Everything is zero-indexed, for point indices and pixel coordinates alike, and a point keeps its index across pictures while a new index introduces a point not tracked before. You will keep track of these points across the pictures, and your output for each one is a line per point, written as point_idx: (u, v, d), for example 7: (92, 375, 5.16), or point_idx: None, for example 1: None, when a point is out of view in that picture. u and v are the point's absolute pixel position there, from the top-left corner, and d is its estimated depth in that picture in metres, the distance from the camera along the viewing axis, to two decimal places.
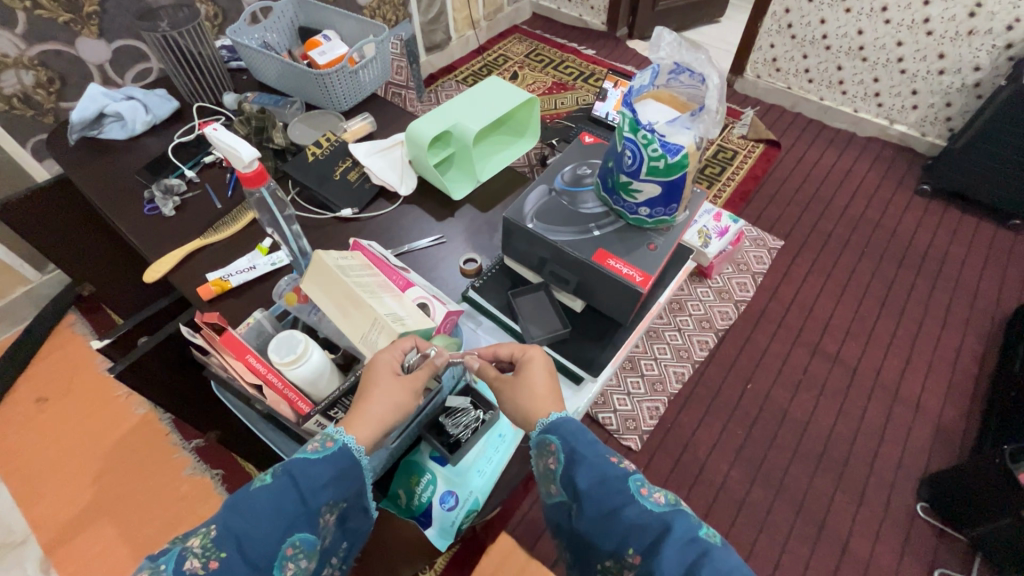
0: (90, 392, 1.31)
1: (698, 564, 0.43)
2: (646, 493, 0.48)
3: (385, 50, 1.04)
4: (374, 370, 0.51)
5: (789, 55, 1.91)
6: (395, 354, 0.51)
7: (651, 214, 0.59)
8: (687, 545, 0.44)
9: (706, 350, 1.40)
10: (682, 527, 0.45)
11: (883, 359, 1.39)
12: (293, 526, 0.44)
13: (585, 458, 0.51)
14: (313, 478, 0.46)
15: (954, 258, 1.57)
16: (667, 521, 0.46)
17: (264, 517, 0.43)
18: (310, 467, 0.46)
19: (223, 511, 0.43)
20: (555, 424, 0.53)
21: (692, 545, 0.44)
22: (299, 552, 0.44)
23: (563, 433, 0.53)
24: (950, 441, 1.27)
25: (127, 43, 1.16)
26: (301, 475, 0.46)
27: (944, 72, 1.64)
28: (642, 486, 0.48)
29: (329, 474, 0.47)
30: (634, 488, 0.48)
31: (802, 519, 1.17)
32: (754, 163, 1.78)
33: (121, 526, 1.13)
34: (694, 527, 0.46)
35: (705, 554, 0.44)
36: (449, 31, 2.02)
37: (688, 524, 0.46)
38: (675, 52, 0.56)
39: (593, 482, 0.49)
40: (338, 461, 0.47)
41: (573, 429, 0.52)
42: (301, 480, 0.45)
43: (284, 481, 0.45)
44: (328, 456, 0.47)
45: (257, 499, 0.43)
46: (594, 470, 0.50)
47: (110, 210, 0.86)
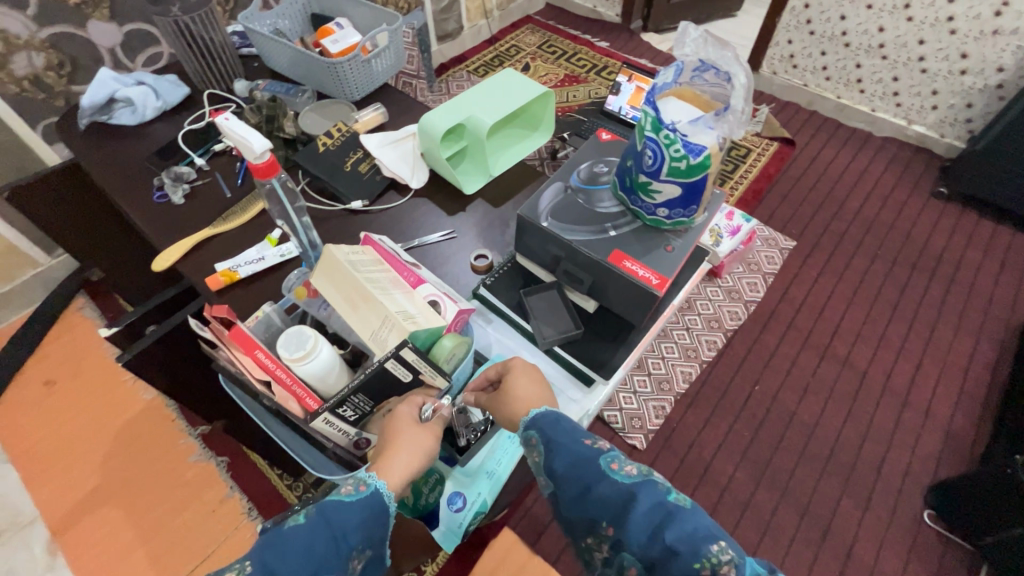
0: (98, 377, 1.31)
1: (664, 526, 0.44)
2: (617, 468, 0.49)
3: (398, 39, 1.02)
4: (396, 422, 0.51)
5: (807, 51, 1.87)
6: (414, 406, 0.53)
7: (669, 216, 0.57)
8: (653, 509, 0.45)
9: (714, 350, 1.38)
10: (649, 494, 0.46)
11: (894, 364, 1.37)
12: (323, 568, 0.43)
13: (561, 446, 0.51)
14: (345, 521, 0.45)
15: (969, 263, 1.54)
16: (635, 491, 0.47)
17: (298, 557, 0.42)
18: (343, 510, 0.46)
19: (257, 549, 0.43)
20: (534, 417, 0.53)
21: (659, 509, 0.45)
22: None
23: (541, 426, 0.53)
24: (959, 449, 1.25)
25: (138, 26, 1.15)
26: (335, 516, 0.45)
27: (966, 72, 1.60)
28: (613, 461, 0.50)
29: (361, 517, 0.46)
30: (605, 464, 0.50)
31: (807, 523, 1.16)
32: (768, 162, 1.75)
33: (126, 510, 1.14)
34: (661, 494, 0.46)
35: (670, 516, 0.45)
36: (462, 20, 1.99)
37: (655, 491, 0.47)
38: (701, 49, 0.54)
39: (570, 467, 0.50)
40: (371, 505, 0.47)
41: (550, 419, 0.53)
42: (335, 522, 0.45)
43: (318, 522, 0.44)
44: (361, 500, 0.47)
45: (292, 538, 0.43)
46: (571, 455, 0.51)
47: (120, 197, 0.86)
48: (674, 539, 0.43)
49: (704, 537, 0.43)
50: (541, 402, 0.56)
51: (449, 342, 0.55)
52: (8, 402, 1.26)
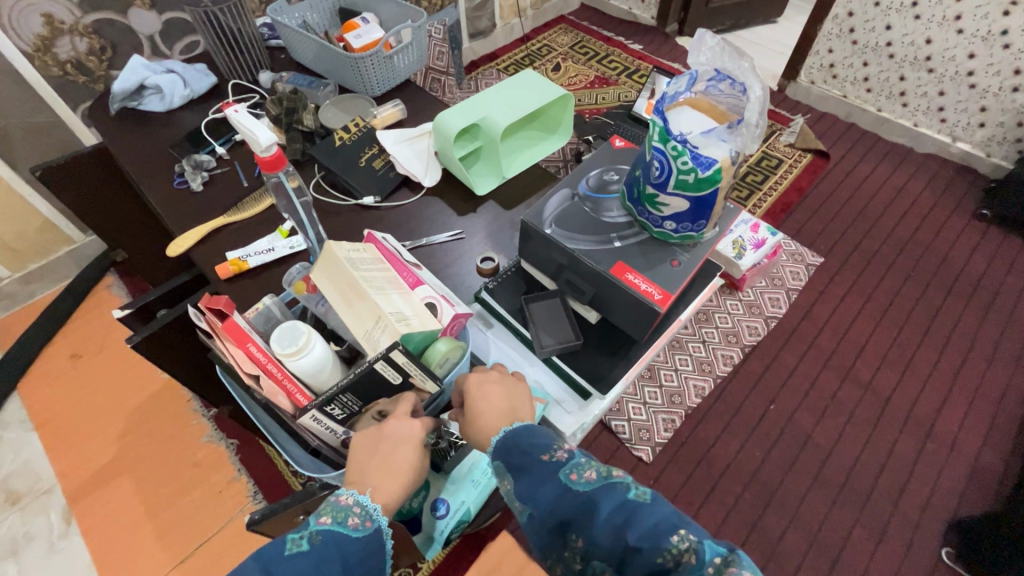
0: (121, 353, 1.35)
1: (626, 526, 0.44)
2: (577, 478, 0.48)
3: (421, 36, 1.02)
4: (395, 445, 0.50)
5: (847, 61, 1.80)
6: (404, 407, 0.52)
7: (676, 229, 0.55)
8: (615, 511, 0.45)
9: (730, 366, 1.35)
10: (609, 498, 0.46)
11: (921, 392, 1.31)
12: None
13: (522, 466, 0.50)
14: (346, 557, 0.44)
15: (1009, 290, 1.46)
16: (595, 496, 0.46)
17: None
18: (346, 543, 0.45)
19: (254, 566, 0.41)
20: (496, 443, 0.52)
21: (620, 510, 0.45)
22: None
23: (501, 451, 0.52)
24: (985, 486, 1.19)
25: (176, 15, 1.18)
26: (340, 552, 0.44)
27: (1018, 89, 1.52)
28: (573, 471, 0.49)
29: (364, 555, 0.45)
30: (565, 477, 0.49)
31: (816, 551, 1.12)
32: (799, 174, 1.69)
33: (137, 485, 1.17)
34: (622, 494, 0.46)
35: (632, 514, 0.44)
36: (494, 17, 1.98)
37: (616, 493, 0.46)
38: (717, 57, 0.53)
39: (534, 486, 0.49)
40: (374, 542, 0.46)
41: (511, 439, 0.52)
42: (339, 558, 0.44)
43: (321, 555, 0.43)
44: (365, 536, 0.46)
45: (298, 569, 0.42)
46: (533, 474, 0.50)
47: (143, 182, 0.88)
48: (636, 537, 0.43)
49: (664, 529, 0.43)
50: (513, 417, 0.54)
51: (444, 345, 0.55)
52: (36, 372, 1.32)
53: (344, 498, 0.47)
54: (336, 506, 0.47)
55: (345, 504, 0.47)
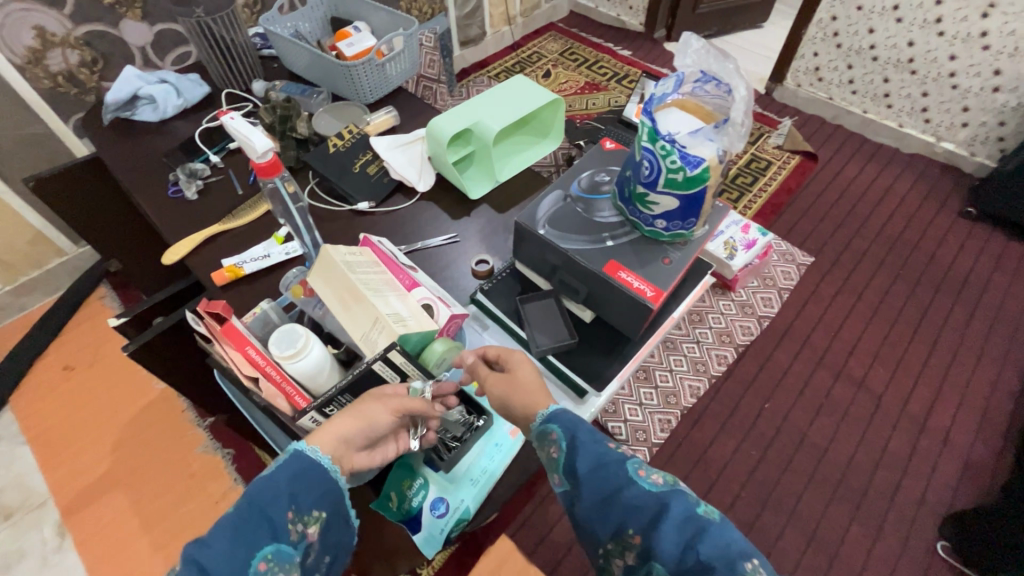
0: (115, 364, 1.34)
1: (696, 539, 0.42)
2: (644, 475, 0.48)
3: (413, 44, 1.03)
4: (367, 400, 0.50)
5: (833, 64, 1.83)
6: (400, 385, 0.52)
7: (667, 227, 0.57)
8: (685, 520, 0.43)
9: (724, 366, 1.36)
10: (680, 503, 0.44)
11: (912, 389, 1.32)
12: (258, 539, 0.40)
13: (585, 444, 0.50)
14: (274, 488, 0.43)
15: (996, 286, 1.49)
16: (665, 498, 0.45)
17: (224, 538, 0.39)
18: (266, 479, 0.44)
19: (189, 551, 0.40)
20: (553, 412, 0.53)
21: (690, 521, 0.43)
22: (274, 565, 0.40)
23: (564, 421, 0.53)
24: (978, 480, 1.20)
25: (168, 27, 1.19)
26: (255, 490, 0.42)
27: (999, 90, 1.55)
28: (640, 468, 0.48)
29: (287, 481, 0.44)
30: (632, 469, 0.48)
31: (813, 549, 1.13)
32: (788, 175, 1.72)
33: (133, 497, 1.16)
34: (691, 505, 0.45)
35: (703, 528, 0.43)
36: (484, 26, 2.01)
37: (686, 501, 0.45)
38: (703, 60, 0.54)
39: (592, 467, 0.49)
40: (293, 467, 0.45)
41: (575, 416, 0.52)
42: (256, 494, 0.42)
43: (244, 499, 0.42)
44: (282, 466, 0.45)
45: (215, 524, 0.40)
46: (593, 455, 0.50)
47: (137, 191, 0.88)
48: (709, 553, 0.41)
49: (739, 554, 0.41)
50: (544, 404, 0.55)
51: (440, 346, 0.56)
52: (29, 385, 1.31)
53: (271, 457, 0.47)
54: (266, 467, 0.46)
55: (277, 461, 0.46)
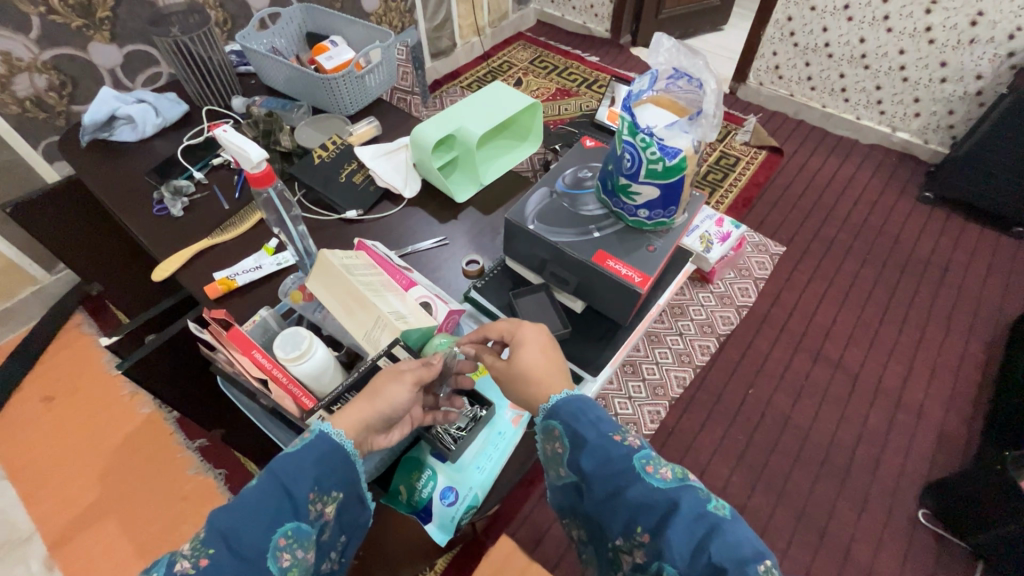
0: (97, 391, 1.32)
1: (707, 540, 0.44)
2: (652, 471, 0.49)
3: (391, 56, 1.05)
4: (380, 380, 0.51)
5: (791, 63, 1.92)
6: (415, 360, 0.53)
7: (650, 216, 0.60)
8: (695, 520, 0.45)
9: (707, 355, 1.40)
10: (690, 502, 0.46)
11: (886, 366, 1.39)
12: (279, 518, 0.43)
13: (588, 439, 0.51)
14: (295, 469, 0.45)
15: (956, 265, 1.57)
16: (674, 497, 0.46)
17: (248, 513, 0.42)
18: (290, 458, 0.46)
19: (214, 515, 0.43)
20: (553, 406, 0.53)
21: (701, 521, 0.45)
22: (293, 542, 0.43)
23: (565, 417, 0.53)
24: (953, 449, 1.26)
25: (139, 47, 1.18)
26: (281, 469, 0.45)
27: (946, 80, 1.65)
28: (647, 463, 0.49)
29: (311, 462, 0.46)
30: (640, 466, 0.49)
31: (803, 525, 1.17)
32: (756, 170, 1.78)
33: (123, 525, 1.14)
34: (702, 503, 0.46)
35: (714, 528, 0.44)
36: (454, 37, 2.04)
37: (696, 498, 0.46)
38: (674, 57, 0.58)
39: (598, 464, 0.50)
40: (316, 449, 0.46)
41: (577, 408, 0.53)
42: (281, 473, 0.45)
43: (266, 476, 0.44)
44: (307, 447, 0.46)
45: (241, 497, 0.43)
46: (597, 450, 0.51)
47: (121, 211, 0.88)
48: (720, 557, 0.42)
49: (751, 557, 0.42)
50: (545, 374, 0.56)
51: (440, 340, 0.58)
52: (6, 418, 1.27)
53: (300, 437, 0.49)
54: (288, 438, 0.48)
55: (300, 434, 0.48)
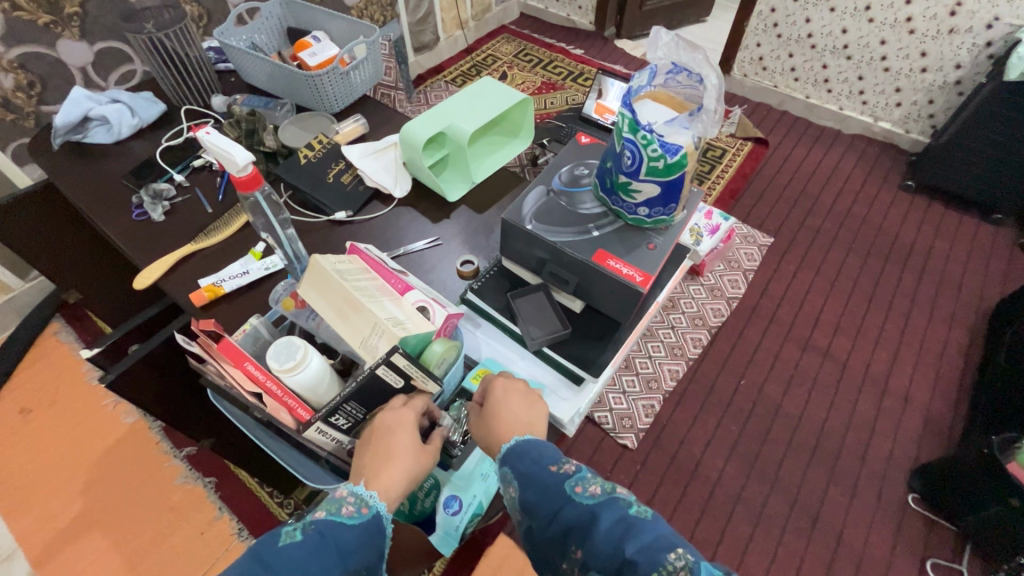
0: (78, 402, 1.27)
1: (624, 539, 0.44)
2: (581, 490, 0.49)
3: (376, 51, 1.03)
4: (395, 442, 0.51)
5: (775, 54, 1.92)
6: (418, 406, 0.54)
7: (650, 214, 0.59)
8: (614, 525, 0.46)
9: (700, 348, 1.40)
10: (610, 511, 0.47)
11: (873, 353, 1.41)
12: None
13: (531, 476, 0.51)
14: (345, 543, 0.44)
15: (939, 252, 1.60)
16: (596, 510, 0.47)
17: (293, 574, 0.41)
18: (343, 530, 0.45)
19: (249, 562, 0.41)
20: (507, 449, 0.53)
21: (621, 523, 0.46)
22: None
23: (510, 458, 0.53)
24: (940, 433, 1.28)
25: (110, 44, 1.14)
26: (336, 539, 0.44)
27: (927, 70, 1.67)
28: (578, 483, 0.50)
29: (361, 541, 0.45)
30: (570, 488, 0.50)
31: (797, 513, 1.18)
32: (742, 161, 1.79)
33: (110, 538, 1.10)
34: (623, 508, 0.47)
35: (631, 528, 0.45)
36: (437, 31, 2.01)
37: (617, 507, 0.47)
38: (673, 52, 0.57)
39: (539, 495, 0.50)
40: (372, 528, 0.46)
41: (520, 447, 0.53)
42: (335, 543, 0.44)
43: (316, 540, 0.43)
44: (364, 522, 0.46)
45: (289, 553, 0.42)
46: (538, 484, 0.51)
47: (98, 216, 0.84)
48: (634, 551, 0.43)
49: (662, 546, 0.43)
50: (526, 428, 0.55)
51: (439, 347, 0.56)
52: None
53: (338, 493, 0.48)
54: (331, 499, 0.47)
55: (339, 496, 0.47)
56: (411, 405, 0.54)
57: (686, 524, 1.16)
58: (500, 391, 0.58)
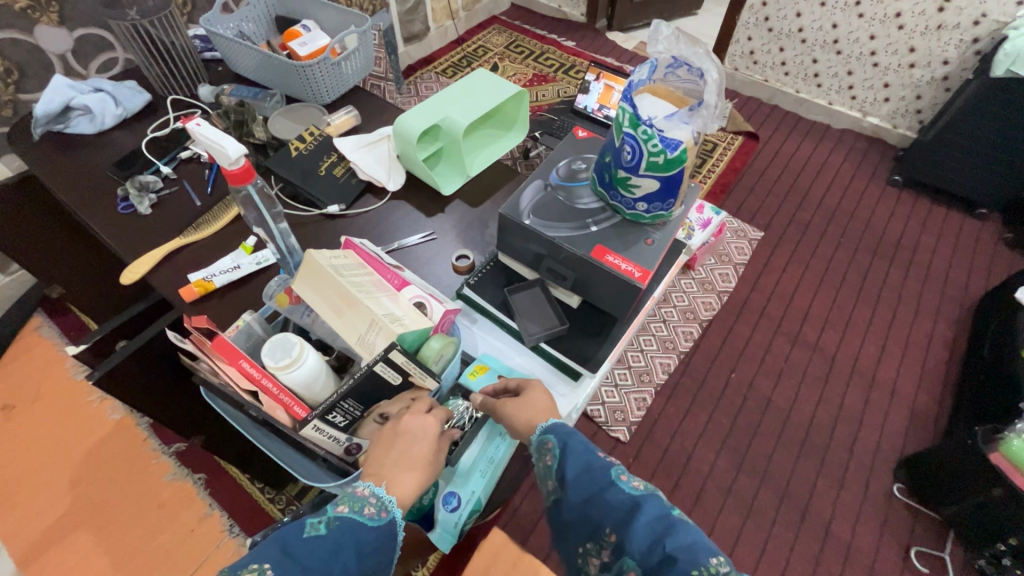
0: (62, 399, 1.25)
1: (665, 534, 0.45)
2: (625, 479, 0.51)
3: (367, 41, 1.01)
4: (411, 445, 0.51)
5: (766, 48, 1.93)
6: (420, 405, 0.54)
7: (648, 209, 0.59)
8: (656, 519, 0.47)
9: (691, 341, 1.41)
10: (653, 505, 0.48)
11: (860, 347, 1.43)
12: None
13: (577, 452, 0.53)
14: (362, 544, 0.46)
15: (925, 247, 1.62)
16: (640, 500, 0.48)
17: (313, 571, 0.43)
18: (362, 531, 0.46)
19: (273, 550, 0.43)
20: (552, 424, 0.56)
21: (661, 520, 0.47)
22: None
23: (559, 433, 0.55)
24: (924, 424, 1.31)
25: (90, 31, 1.10)
26: (355, 539, 0.46)
27: (915, 66, 1.69)
28: (622, 473, 0.51)
29: (377, 544, 0.47)
30: (614, 474, 0.51)
31: (786, 504, 1.19)
32: (733, 155, 1.79)
33: (98, 536, 1.08)
34: (665, 507, 0.48)
35: (672, 527, 0.46)
36: (427, 21, 1.98)
37: (659, 504, 0.48)
38: (674, 46, 0.56)
39: (580, 472, 0.52)
40: (389, 532, 0.48)
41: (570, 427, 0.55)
42: (353, 545, 0.45)
43: (336, 540, 0.45)
44: (382, 525, 0.47)
45: (310, 550, 0.44)
46: (582, 461, 0.52)
47: (82, 209, 0.82)
48: (674, 547, 0.44)
49: (704, 550, 0.44)
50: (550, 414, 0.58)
51: (438, 343, 0.56)
52: None
53: (361, 489, 0.48)
54: (353, 496, 0.48)
55: (361, 495, 0.48)
56: (430, 411, 0.53)
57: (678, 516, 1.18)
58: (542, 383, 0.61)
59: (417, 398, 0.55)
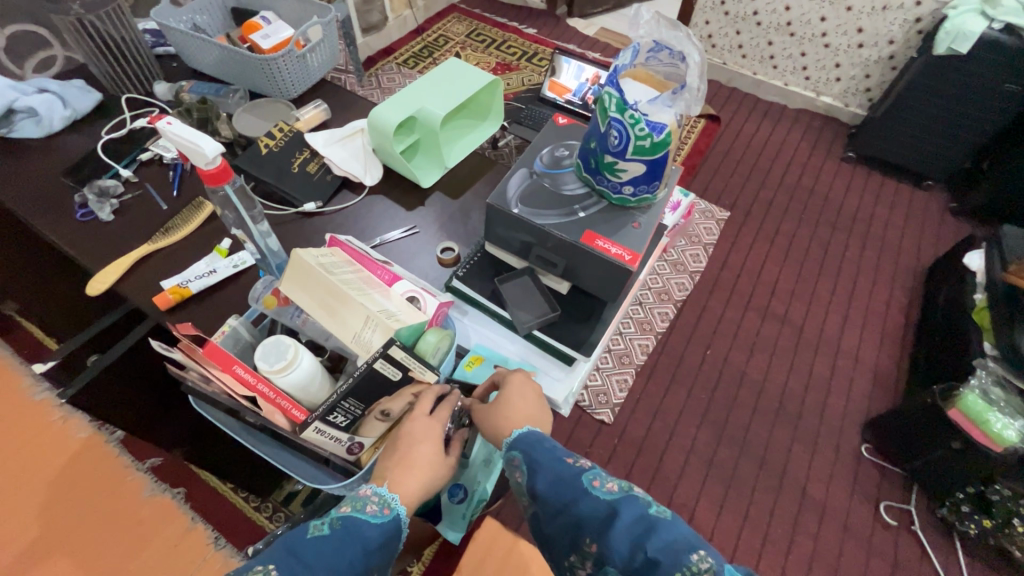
0: (19, 419, 1.16)
1: (645, 537, 0.47)
2: (598, 485, 0.51)
3: (332, 32, 0.97)
4: (413, 438, 0.51)
5: (723, 31, 1.97)
6: (420, 404, 0.53)
7: (634, 193, 0.60)
8: (636, 521, 0.48)
9: (667, 321, 1.45)
10: (630, 508, 0.49)
11: (825, 317, 1.49)
12: None
13: (544, 463, 0.53)
14: (368, 541, 0.46)
15: (879, 218, 1.70)
16: (616, 506, 0.49)
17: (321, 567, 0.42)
18: (367, 528, 0.46)
19: (279, 551, 0.43)
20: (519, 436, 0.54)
21: (641, 521, 0.48)
22: None
23: (526, 445, 0.54)
24: (887, 385, 1.39)
25: (26, 27, 1.02)
26: (361, 537, 0.45)
27: (863, 45, 1.76)
28: (595, 478, 0.52)
29: (382, 540, 0.47)
30: (588, 481, 0.52)
31: (765, 471, 1.24)
32: (697, 138, 1.83)
33: (75, 560, 1.04)
34: (642, 506, 0.49)
35: (652, 527, 0.47)
36: (385, 10, 1.92)
37: (636, 505, 0.49)
38: (655, 30, 0.57)
39: (552, 484, 0.52)
40: (393, 529, 0.48)
41: (534, 438, 0.54)
42: (358, 541, 0.45)
43: (342, 536, 0.45)
44: (385, 522, 0.47)
45: (315, 547, 0.43)
46: (552, 472, 0.53)
47: (36, 218, 0.77)
48: (656, 550, 0.45)
49: (684, 548, 0.45)
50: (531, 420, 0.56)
51: (433, 337, 0.55)
52: None
53: (363, 490, 0.49)
54: (355, 497, 0.48)
55: (363, 495, 0.48)
56: (429, 410, 0.53)
57: (664, 491, 1.21)
58: (515, 384, 0.59)
59: (418, 393, 0.53)
